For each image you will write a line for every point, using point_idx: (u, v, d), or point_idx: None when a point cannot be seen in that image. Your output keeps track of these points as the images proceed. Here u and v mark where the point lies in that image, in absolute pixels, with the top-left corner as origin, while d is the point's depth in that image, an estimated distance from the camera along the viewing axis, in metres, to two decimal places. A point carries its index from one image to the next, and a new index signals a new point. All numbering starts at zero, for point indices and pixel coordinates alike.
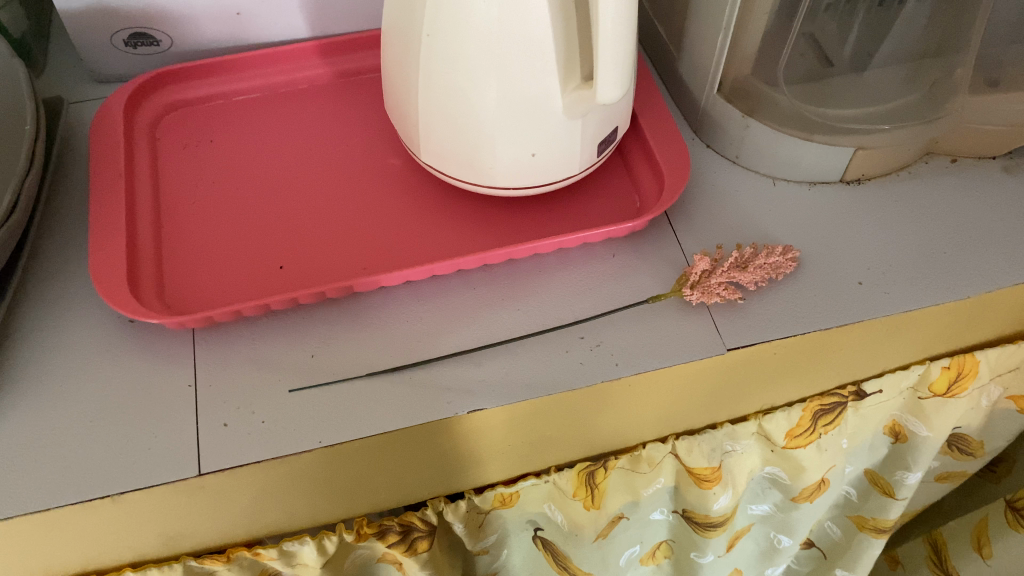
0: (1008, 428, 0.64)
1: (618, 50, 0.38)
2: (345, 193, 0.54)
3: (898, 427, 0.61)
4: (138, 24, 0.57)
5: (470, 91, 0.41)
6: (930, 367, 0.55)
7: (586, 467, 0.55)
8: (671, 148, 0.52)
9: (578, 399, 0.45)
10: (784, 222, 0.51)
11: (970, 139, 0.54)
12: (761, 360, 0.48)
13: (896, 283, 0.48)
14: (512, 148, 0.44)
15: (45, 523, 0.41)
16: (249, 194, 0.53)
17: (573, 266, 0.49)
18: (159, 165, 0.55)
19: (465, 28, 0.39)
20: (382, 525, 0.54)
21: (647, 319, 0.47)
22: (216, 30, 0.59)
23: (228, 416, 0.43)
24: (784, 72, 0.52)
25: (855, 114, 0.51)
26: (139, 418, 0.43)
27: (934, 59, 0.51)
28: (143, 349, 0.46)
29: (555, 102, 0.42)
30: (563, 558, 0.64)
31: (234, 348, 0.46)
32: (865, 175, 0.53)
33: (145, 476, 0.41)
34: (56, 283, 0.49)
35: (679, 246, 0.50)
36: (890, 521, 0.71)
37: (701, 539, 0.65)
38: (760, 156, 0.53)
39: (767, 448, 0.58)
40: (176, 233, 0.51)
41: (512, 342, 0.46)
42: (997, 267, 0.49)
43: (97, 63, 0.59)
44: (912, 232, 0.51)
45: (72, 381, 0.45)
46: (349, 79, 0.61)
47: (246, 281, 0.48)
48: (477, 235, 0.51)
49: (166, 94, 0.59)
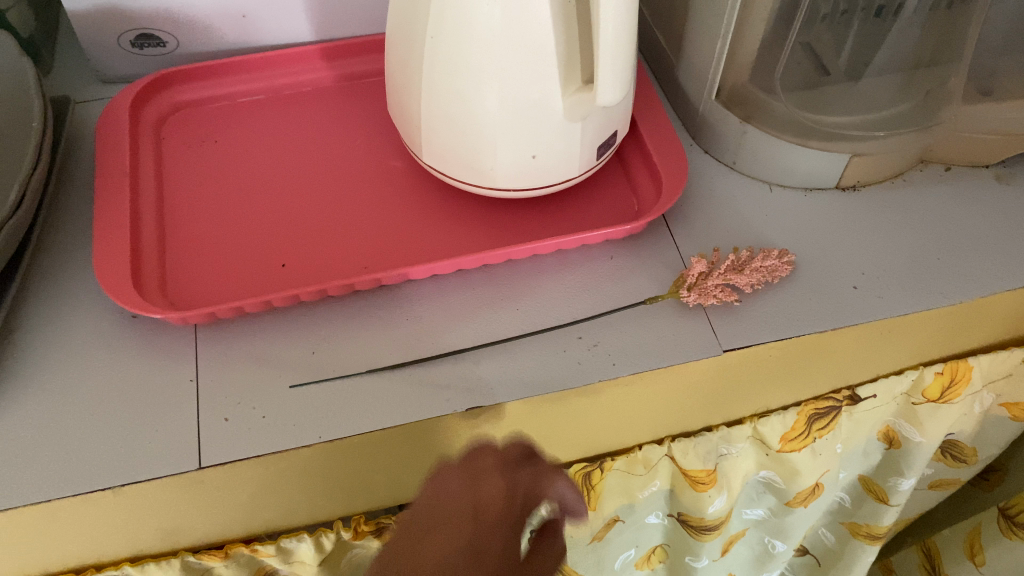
0: (1001, 435, 0.65)
1: (618, 52, 0.38)
2: (347, 193, 0.54)
3: (891, 433, 0.62)
4: (144, 25, 0.57)
5: (472, 93, 0.42)
6: (923, 372, 0.56)
7: (582, 468, 0.56)
8: (668, 153, 0.53)
9: (576, 398, 0.46)
10: (780, 227, 0.52)
11: (965, 147, 0.54)
12: (756, 362, 0.48)
13: (890, 287, 0.49)
14: (512, 149, 0.45)
15: (45, 515, 0.42)
16: (253, 193, 0.54)
17: (572, 267, 0.50)
18: (163, 163, 0.56)
19: (468, 32, 0.39)
20: (378, 523, 0.55)
21: (645, 320, 0.47)
22: (222, 32, 0.59)
23: (230, 411, 0.44)
24: (782, 80, 0.53)
25: (850, 121, 0.52)
26: (141, 412, 0.44)
27: (928, 69, 0.52)
28: (145, 345, 0.46)
29: (556, 106, 0.43)
30: (559, 560, 0.65)
31: (235, 343, 0.46)
32: (860, 182, 0.54)
33: (145, 469, 0.42)
34: (61, 277, 0.50)
35: (676, 250, 0.51)
36: (885, 528, 0.71)
37: (696, 543, 0.66)
38: (756, 162, 0.54)
39: (761, 451, 0.59)
40: (180, 229, 0.52)
41: (512, 341, 0.46)
42: (989, 273, 0.49)
43: (103, 63, 0.60)
44: (906, 238, 0.51)
45: (75, 375, 0.45)
46: (352, 83, 0.62)
47: (249, 278, 0.49)
48: (477, 235, 0.52)
49: (172, 93, 0.59)
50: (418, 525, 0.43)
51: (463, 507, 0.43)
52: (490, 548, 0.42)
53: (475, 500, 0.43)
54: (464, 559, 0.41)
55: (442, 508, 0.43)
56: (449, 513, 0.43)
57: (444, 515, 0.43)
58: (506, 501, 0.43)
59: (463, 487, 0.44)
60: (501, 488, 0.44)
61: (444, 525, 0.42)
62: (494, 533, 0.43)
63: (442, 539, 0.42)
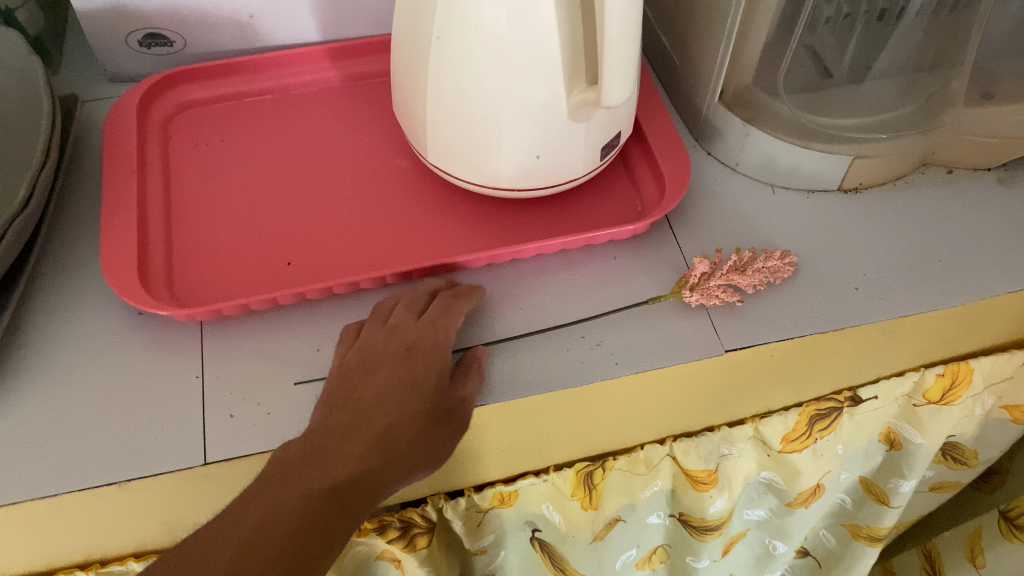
0: (1002, 437, 0.65)
1: (623, 52, 0.39)
2: (352, 192, 0.55)
3: (892, 435, 0.63)
4: (152, 25, 0.58)
5: (477, 94, 0.42)
6: (924, 374, 0.56)
7: (584, 467, 0.56)
8: (672, 154, 0.53)
9: (578, 396, 0.46)
10: (782, 228, 0.52)
11: (966, 151, 0.55)
12: (758, 363, 0.49)
13: (891, 289, 0.49)
14: (517, 150, 0.45)
15: (52, 509, 0.42)
16: (258, 192, 0.55)
17: (575, 267, 0.50)
18: (170, 162, 0.56)
19: (474, 32, 0.40)
20: (381, 520, 0.55)
21: (648, 320, 0.48)
22: (229, 32, 0.60)
23: (235, 407, 0.44)
24: (784, 82, 0.53)
25: (853, 124, 0.52)
26: (146, 408, 0.44)
27: (930, 73, 0.52)
28: (151, 341, 0.47)
29: (561, 106, 0.43)
30: (560, 559, 0.65)
31: (241, 340, 0.47)
32: (863, 184, 0.54)
33: (150, 464, 0.42)
34: (69, 274, 0.50)
35: (679, 250, 0.51)
36: (885, 530, 0.71)
37: (697, 543, 0.66)
38: (759, 164, 0.54)
39: (763, 452, 0.59)
40: (186, 227, 0.52)
41: (515, 340, 0.47)
42: (990, 275, 0.50)
43: (111, 61, 0.60)
44: (908, 240, 0.52)
45: (81, 371, 0.46)
46: (357, 83, 0.62)
47: (253, 275, 0.49)
48: (481, 235, 0.52)
49: (179, 92, 0.60)
50: (353, 363, 0.43)
51: (392, 351, 0.43)
52: (415, 342, 0.43)
53: (405, 340, 0.43)
54: (405, 385, 0.42)
55: (365, 367, 0.42)
56: (382, 358, 0.43)
57: (376, 363, 0.42)
58: (433, 334, 0.44)
59: (386, 336, 0.43)
60: (418, 330, 0.44)
61: (377, 368, 0.42)
62: (432, 357, 0.43)
63: (381, 382, 0.42)
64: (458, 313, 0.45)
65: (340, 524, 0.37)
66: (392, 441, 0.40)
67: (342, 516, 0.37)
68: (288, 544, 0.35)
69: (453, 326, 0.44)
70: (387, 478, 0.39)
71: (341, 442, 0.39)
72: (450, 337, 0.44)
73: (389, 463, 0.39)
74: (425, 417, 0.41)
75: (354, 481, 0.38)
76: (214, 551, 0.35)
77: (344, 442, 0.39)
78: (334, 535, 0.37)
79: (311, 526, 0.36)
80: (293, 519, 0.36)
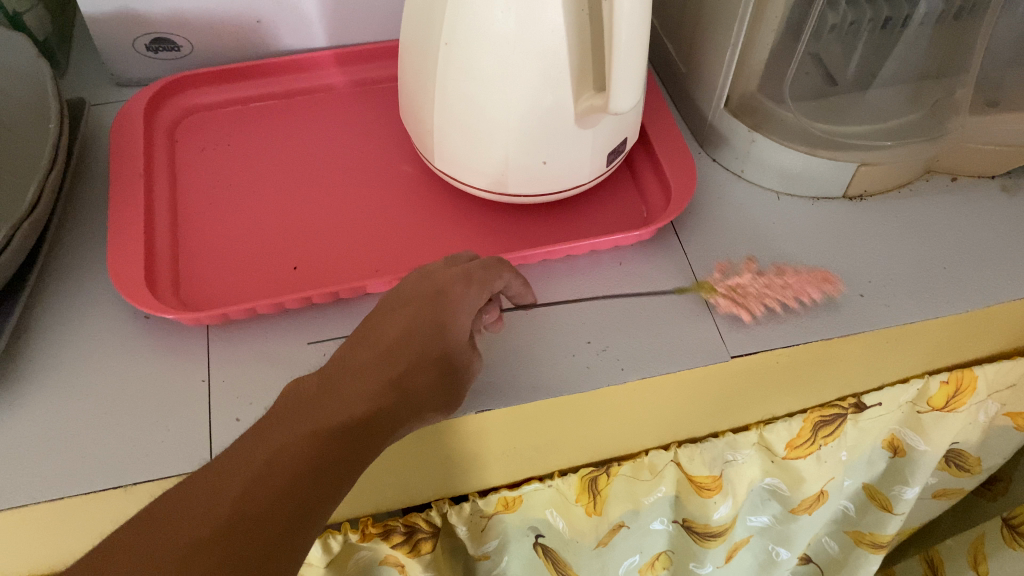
0: (1005, 444, 0.65)
1: (631, 60, 0.39)
2: (358, 196, 0.55)
3: (897, 442, 0.63)
4: (160, 30, 0.58)
5: (484, 101, 0.43)
6: (928, 381, 0.56)
7: (588, 472, 0.56)
8: (678, 161, 0.53)
9: (583, 401, 0.46)
10: (787, 235, 0.53)
11: (971, 158, 0.55)
12: (763, 369, 0.49)
13: (895, 296, 0.49)
14: (524, 155, 0.45)
15: (56, 512, 0.42)
16: (264, 194, 0.55)
17: (581, 273, 0.50)
18: (176, 164, 0.57)
19: (482, 39, 0.40)
20: (386, 525, 0.55)
21: (654, 326, 0.48)
22: (236, 37, 0.60)
23: (241, 411, 0.44)
24: (790, 91, 0.53)
25: (860, 131, 0.53)
26: (152, 412, 0.44)
27: (934, 81, 0.53)
28: (158, 344, 0.47)
29: (567, 112, 0.43)
30: (564, 565, 0.65)
31: (247, 344, 0.47)
32: (866, 192, 0.55)
33: (156, 468, 0.42)
34: (76, 277, 0.50)
35: (685, 256, 0.51)
36: (888, 537, 0.71)
37: (701, 548, 0.66)
38: (764, 171, 0.55)
39: (767, 458, 0.59)
40: (192, 230, 0.52)
41: (521, 345, 0.47)
42: (994, 282, 0.50)
43: (119, 66, 0.60)
44: (912, 248, 0.52)
45: (87, 374, 0.46)
46: (363, 88, 0.63)
47: (259, 278, 0.50)
48: (487, 240, 0.52)
49: (186, 97, 0.60)
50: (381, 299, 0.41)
51: (420, 291, 0.40)
52: (445, 289, 0.40)
53: (437, 283, 0.40)
54: (427, 326, 0.39)
55: (392, 306, 0.40)
56: (410, 298, 0.40)
57: (402, 301, 0.40)
58: (466, 284, 0.40)
59: (417, 278, 0.41)
60: (450, 275, 0.40)
61: (401, 309, 0.40)
62: (461, 308, 0.40)
63: (402, 323, 0.39)
64: (500, 274, 0.42)
65: (352, 459, 0.36)
66: (409, 384, 0.38)
67: (353, 451, 0.36)
68: (291, 484, 0.33)
69: (491, 283, 0.41)
70: (398, 421, 0.38)
71: (354, 379, 0.38)
72: (483, 291, 0.40)
73: (400, 404, 0.38)
74: (442, 362, 0.39)
75: (365, 419, 0.37)
76: (211, 489, 0.33)
77: (358, 380, 0.38)
78: (343, 474, 0.35)
79: (318, 464, 0.34)
80: (298, 457, 0.34)
